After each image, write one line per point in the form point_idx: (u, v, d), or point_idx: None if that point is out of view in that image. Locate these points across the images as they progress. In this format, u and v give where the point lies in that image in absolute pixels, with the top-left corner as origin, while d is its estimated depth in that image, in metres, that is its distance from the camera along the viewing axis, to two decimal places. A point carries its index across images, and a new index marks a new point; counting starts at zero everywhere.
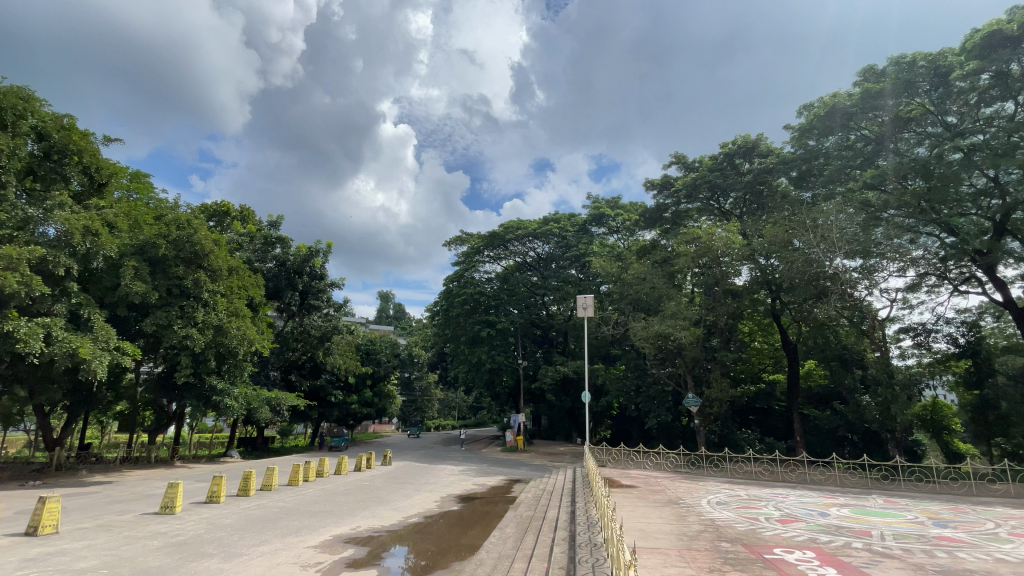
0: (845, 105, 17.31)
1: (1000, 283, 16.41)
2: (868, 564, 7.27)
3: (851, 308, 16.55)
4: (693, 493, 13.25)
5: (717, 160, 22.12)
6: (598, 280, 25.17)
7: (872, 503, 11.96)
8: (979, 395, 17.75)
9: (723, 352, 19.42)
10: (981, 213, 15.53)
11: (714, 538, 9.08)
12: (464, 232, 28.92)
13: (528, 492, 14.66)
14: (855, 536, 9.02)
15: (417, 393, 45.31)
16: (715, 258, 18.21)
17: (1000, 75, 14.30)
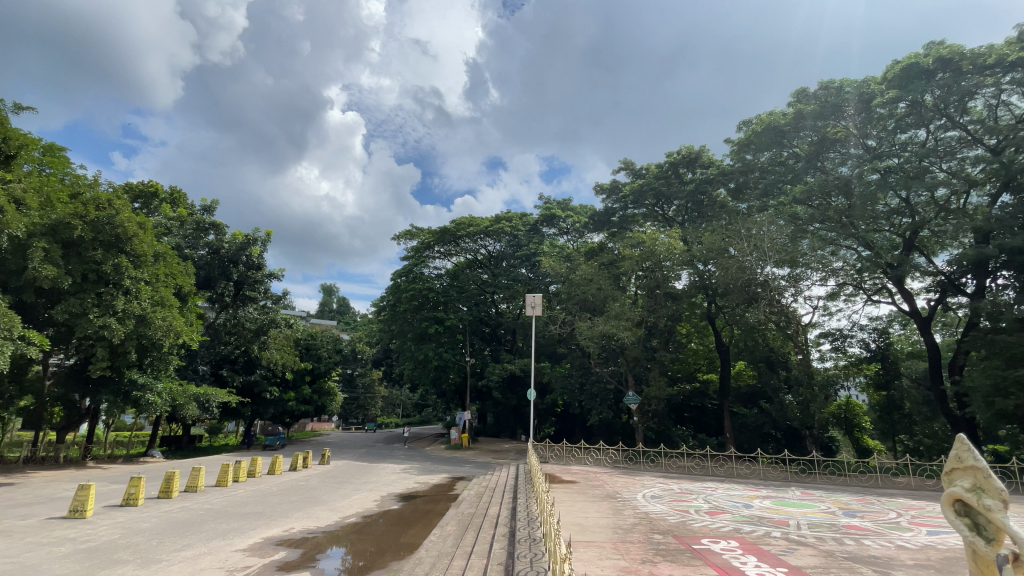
0: (780, 123, 18.47)
1: (908, 294, 18.07)
2: (785, 552, 7.81)
3: (778, 314, 17.63)
4: (629, 488, 13.72)
5: (662, 168, 22.96)
6: (547, 280, 25.31)
7: (791, 494, 12.86)
8: (887, 396, 19.45)
9: (662, 352, 20.19)
10: (894, 230, 16.98)
11: (647, 530, 9.44)
12: (414, 226, 28.36)
13: (471, 490, 14.64)
14: (774, 526, 9.68)
15: (359, 390, 44.22)
16: (658, 262, 19.00)
17: (915, 104, 15.83)
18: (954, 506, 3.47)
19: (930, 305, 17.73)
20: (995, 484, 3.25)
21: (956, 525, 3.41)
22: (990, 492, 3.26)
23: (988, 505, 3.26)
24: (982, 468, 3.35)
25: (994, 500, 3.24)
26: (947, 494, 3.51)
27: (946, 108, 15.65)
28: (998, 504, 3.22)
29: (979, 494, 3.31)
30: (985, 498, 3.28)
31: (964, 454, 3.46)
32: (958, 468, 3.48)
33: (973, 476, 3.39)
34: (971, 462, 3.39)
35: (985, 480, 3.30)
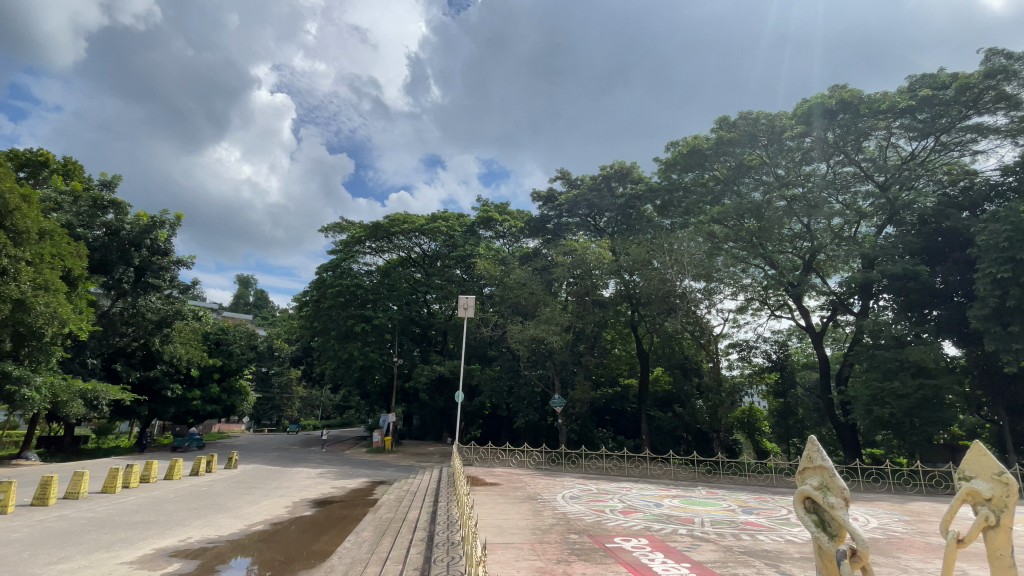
0: (703, 147, 19.78)
1: (805, 310, 19.96)
2: (689, 548, 8.33)
3: (693, 324, 18.84)
4: (550, 489, 14.02)
5: (596, 180, 23.73)
6: (481, 282, 25.24)
7: (698, 494, 13.74)
8: (783, 402, 21.35)
9: (588, 357, 20.90)
10: (796, 252, 18.72)
11: (564, 531, 9.70)
12: (345, 220, 27.28)
13: (390, 494, 14.27)
14: (681, 524, 10.29)
15: (275, 390, 41.60)
16: (588, 270, 19.64)
17: (818, 140, 17.62)
18: (804, 503, 3.66)
19: (822, 321, 19.71)
20: (839, 484, 3.51)
21: (805, 521, 3.60)
22: (835, 490, 3.49)
23: (832, 502, 3.49)
24: (829, 468, 3.58)
25: (836, 498, 3.48)
26: (798, 491, 3.70)
27: (844, 146, 17.53)
28: (840, 502, 3.46)
29: (824, 492, 3.52)
30: (830, 496, 3.50)
31: (815, 454, 3.67)
32: (808, 468, 3.67)
33: (820, 475, 3.60)
34: (819, 462, 3.62)
35: (831, 478, 3.54)
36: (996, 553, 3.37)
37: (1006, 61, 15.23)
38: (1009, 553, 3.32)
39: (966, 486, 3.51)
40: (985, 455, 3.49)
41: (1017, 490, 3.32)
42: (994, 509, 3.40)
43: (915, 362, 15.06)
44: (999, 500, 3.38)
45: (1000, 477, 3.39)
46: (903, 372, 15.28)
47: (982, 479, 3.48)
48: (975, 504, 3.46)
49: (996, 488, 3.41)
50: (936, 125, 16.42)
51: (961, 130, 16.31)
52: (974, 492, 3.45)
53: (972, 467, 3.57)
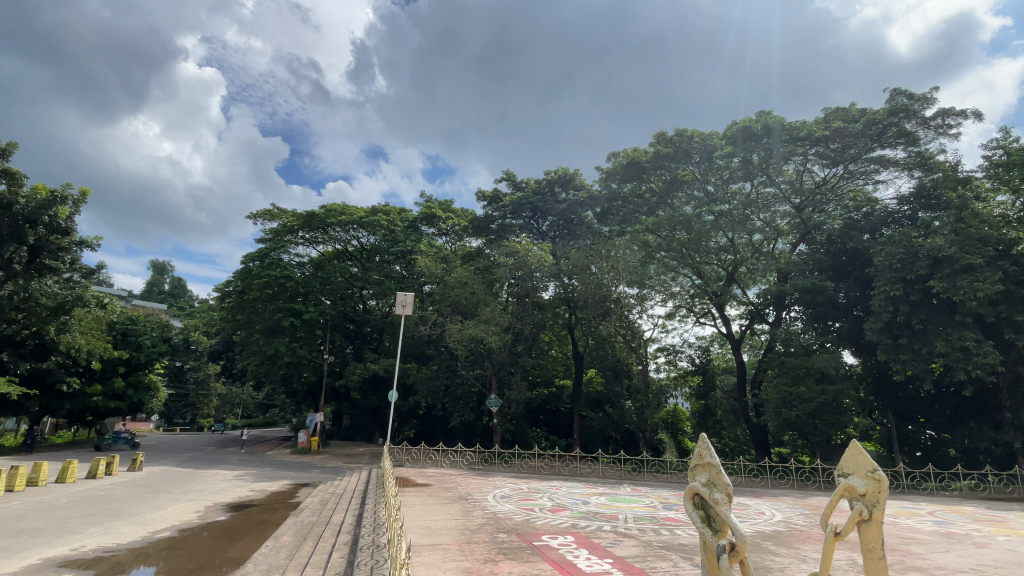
0: (642, 160, 20.65)
1: (725, 319, 21.36)
2: (612, 544, 8.66)
3: (625, 328, 19.65)
4: (481, 489, 14.05)
5: (540, 184, 23.93)
6: (421, 280, 24.79)
7: (623, 491, 14.32)
8: (704, 404, 22.78)
9: (526, 358, 21.18)
10: (720, 264, 20.00)
11: (493, 530, 9.76)
12: (277, 207, 25.88)
13: (314, 497, 13.70)
14: (606, 520, 10.67)
15: (190, 386, 38.66)
16: (529, 272, 19.87)
17: (745, 161, 18.95)
18: (694, 499, 3.88)
19: (741, 329, 21.17)
20: (724, 480, 3.75)
21: (693, 516, 3.84)
22: (720, 487, 3.74)
23: (717, 498, 3.74)
24: (716, 464, 3.83)
25: (720, 493, 3.73)
26: (689, 488, 3.92)
27: (767, 168, 18.95)
28: (724, 498, 3.70)
29: (711, 489, 3.76)
30: (715, 492, 3.74)
31: (704, 452, 3.91)
32: (699, 464, 3.90)
33: (707, 471, 3.84)
34: (708, 460, 3.85)
35: (717, 474, 3.78)
36: (869, 546, 3.71)
37: (906, 101, 17.04)
38: (878, 545, 3.67)
39: (845, 482, 3.88)
40: (862, 454, 3.87)
41: (886, 486, 3.71)
42: (868, 504, 3.77)
43: (819, 369, 16.59)
44: (872, 496, 3.75)
45: (873, 474, 3.79)
46: (809, 378, 16.77)
47: (857, 475, 3.87)
48: (852, 499, 3.82)
49: (868, 484, 3.79)
50: (846, 154, 18.12)
51: (866, 161, 18.11)
52: (850, 488, 3.82)
53: (850, 465, 3.95)
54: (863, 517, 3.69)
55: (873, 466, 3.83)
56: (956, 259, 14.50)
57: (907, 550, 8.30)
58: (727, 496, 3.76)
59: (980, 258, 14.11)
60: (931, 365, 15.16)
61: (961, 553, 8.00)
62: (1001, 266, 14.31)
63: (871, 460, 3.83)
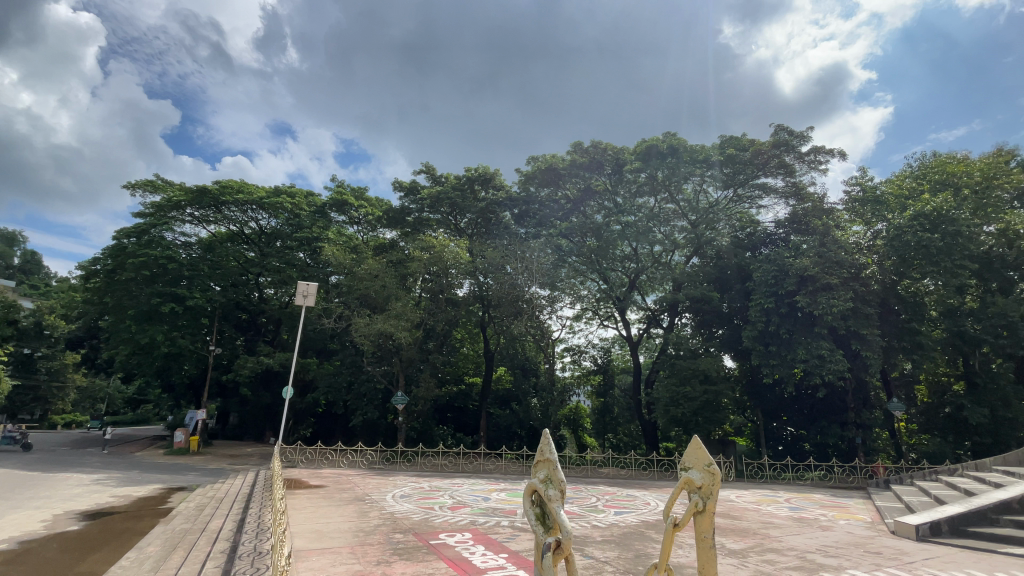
0: (559, 166, 21.30)
1: (626, 323, 22.69)
2: (508, 539, 8.79)
3: (535, 328, 20.13)
4: (380, 489, 13.59)
5: (460, 180, 23.50)
6: (327, 269, 23.46)
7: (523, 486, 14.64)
8: (603, 401, 24.10)
9: (436, 354, 20.88)
10: (624, 271, 21.27)
11: (389, 531, 9.46)
12: (163, 178, 23.11)
13: (190, 502, 12.39)
14: (504, 516, 10.79)
15: (40, 377, 33.22)
16: (444, 268, 19.60)
17: (651, 176, 20.36)
18: (531, 497, 3.29)
19: (639, 332, 22.62)
20: (562, 475, 3.18)
21: (528, 516, 3.25)
22: (557, 483, 3.15)
23: (551, 495, 3.15)
24: (556, 458, 3.26)
25: (554, 490, 3.15)
26: (527, 485, 3.30)
27: (669, 185, 20.45)
28: (559, 494, 3.13)
29: (547, 485, 3.17)
30: (550, 489, 3.15)
31: (546, 444, 3.34)
32: (539, 458, 3.32)
33: (545, 467, 3.25)
34: (548, 452, 3.28)
35: (554, 470, 3.20)
36: (702, 537, 3.52)
37: (787, 137, 19.23)
38: (712, 535, 3.48)
39: (684, 475, 3.68)
40: (701, 448, 3.70)
41: (719, 478, 3.55)
42: (703, 497, 3.59)
43: (704, 371, 18.21)
44: (707, 488, 3.59)
45: (710, 468, 3.64)
46: (695, 378, 18.36)
47: (696, 469, 3.69)
48: (690, 492, 3.65)
49: (705, 477, 3.62)
50: (735, 179, 20.06)
51: (751, 187, 20.19)
52: (689, 480, 3.63)
53: (691, 458, 3.77)
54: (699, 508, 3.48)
55: (710, 460, 3.68)
56: (818, 278, 16.68)
57: (765, 533, 9.35)
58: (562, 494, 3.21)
59: (836, 278, 16.35)
60: (795, 370, 17.27)
61: (807, 535, 9.20)
62: (851, 287, 16.69)
63: (708, 454, 3.68)
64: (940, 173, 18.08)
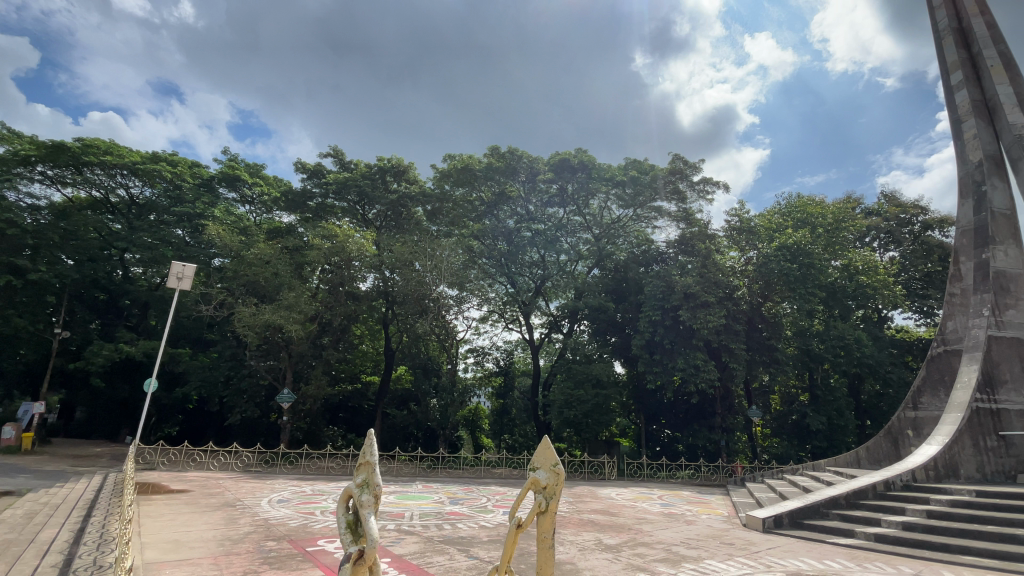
0: (475, 167, 21.29)
1: (530, 327, 23.28)
2: (392, 543, 8.52)
3: (439, 327, 19.89)
4: (255, 493, 12.50)
5: (371, 169, 22.51)
6: (211, 251, 21.20)
7: (414, 488, 14.33)
8: (502, 403, 24.48)
9: (331, 350, 19.77)
10: (531, 277, 21.91)
11: (261, 538, 8.71)
12: (6, 126, 19.46)
13: (13, 510, 10.45)
14: (390, 519, 10.46)
15: None
16: (346, 259, 18.66)
17: (561, 188, 21.33)
18: (347, 502, 3.32)
19: (541, 336, 23.29)
20: (378, 481, 3.23)
21: (340, 520, 3.28)
22: (371, 488, 3.20)
23: (364, 500, 3.19)
24: (375, 464, 3.30)
25: (368, 495, 3.20)
26: (343, 491, 3.32)
27: (576, 199, 21.51)
28: (371, 500, 3.18)
29: (361, 491, 3.20)
30: (364, 494, 3.19)
31: (368, 449, 3.37)
32: (360, 464, 3.34)
33: (365, 471, 3.29)
34: (369, 458, 3.31)
35: (372, 475, 3.24)
36: (543, 536, 3.80)
37: (682, 165, 21.02)
38: (550, 534, 3.77)
39: (531, 475, 3.92)
40: (549, 449, 3.99)
41: (563, 478, 3.88)
42: (547, 496, 3.86)
43: (596, 376, 19.20)
44: (551, 488, 3.86)
45: (555, 467, 3.93)
46: (588, 382, 19.31)
47: (542, 469, 3.95)
48: (535, 492, 3.90)
49: (550, 477, 3.90)
50: (636, 199, 21.51)
51: (649, 209, 21.77)
52: (535, 481, 3.87)
53: (539, 459, 4.02)
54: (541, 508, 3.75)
55: (555, 460, 3.98)
56: (698, 296, 18.40)
57: (638, 528, 10.08)
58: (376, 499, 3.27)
59: (713, 297, 18.19)
60: (674, 378, 18.92)
61: (673, 529, 10.09)
62: (724, 305, 18.62)
63: (554, 455, 3.98)
64: (802, 212, 20.94)
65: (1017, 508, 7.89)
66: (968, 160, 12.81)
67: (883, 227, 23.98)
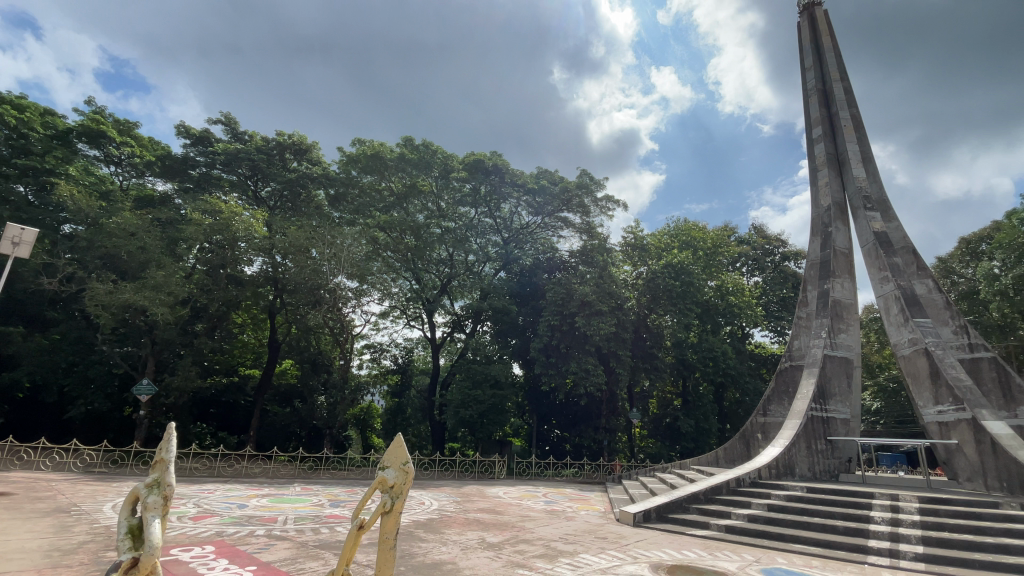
0: (386, 156, 20.51)
1: (432, 325, 22.93)
2: (261, 549, 7.85)
3: (334, 320, 18.87)
4: (96, 498, 10.82)
5: (268, 143, 20.74)
6: (61, 214, 18.11)
7: (291, 491, 13.38)
8: (397, 402, 23.90)
9: (204, 338, 17.80)
10: (437, 274, 21.57)
11: (100, 549, 7.51)
12: None
13: None
14: (261, 524, 9.65)
15: None
16: (231, 239, 17.03)
17: (474, 189, 21.27)
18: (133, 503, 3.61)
19: (442, 335, 23.06)
20: (167, 482, 3.55)
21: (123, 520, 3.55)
22: (159, 490, 3.53)
23: (150, 501, 3.51)
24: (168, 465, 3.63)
25: (156, 497, 3.51)
26: (134, 491, 3.61)
27: (487, 201, 21.75)
28: (157, 502, 3.50)
29: (149, 491, 3.53)
30: (152, 495, 3.52)
31: (164, 450, 3.69)
32: (155, 465, 3.65)
33: (158, 471, 3.62)
34: (163, 460, 3.63)
35: (163, 476, 3.56)
36: (385, 537, 3.80)
37: (588, 181, 22.09)
38: (392, 535, 3.83)
39: (380, 474, 3.92)
40: (401, 448, 4.03)
41: (411, 477, 3.94)
42: (393, 496, 3.89)
43: (494, 376, 19.46)
44: (398, 487, 3.90)
45: (404, 466, 3.98)
46: (485, 383, 19.49)
47: (392, 467, 3.99)
48: (381, 491, 3.89)
49: (398, 476, 3.95)
50: (545, 208, 22.23)
51: (556, 218, 22.61)
52: (382, 480, 3.89)
53: (390, 458, 4.04)
54: (384, 509, 3.76)
55: (406, 459, 4.03)
56: (593, 304, 19.42)
57: (521, 526, 10.37)
58: (165, 498, 3.57)
59: (606, 306, 19.33)
60: (566, 380, 19.79)
61: (554, 525, 10.52)
62: (616, 315, 19.85)
63: (406, 454, 4.02)
64: (687, 236, 23.14)
65: (835, 502, 9.34)
66: (820, 204, 15.03)
67: (751, 255, 27.36)
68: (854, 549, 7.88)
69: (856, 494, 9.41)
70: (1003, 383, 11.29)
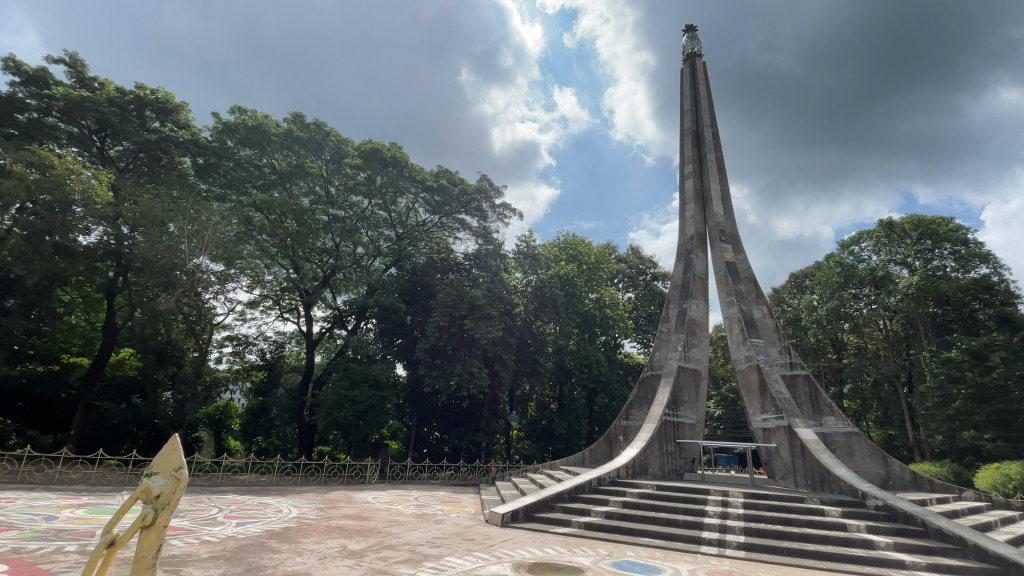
0: (269, 130, 18.98)
1: (310, 318, 21.43)
2: (69, 568, 6.62)
3: (191, 306, 16.85)
4: None
5: (123, 95, 17.82)
6: None
7: (117, 500, 11.51)
8: (261, 401, 22.05)
9: (15, 317, 14.70)
10: (320, 265, 20.41)
11: None
12: None
13: None
14: (72, 539, 8.15)
15: None
16: (64, 202, 14.32)
17: (369, 179, 20.29)
18: None
19: (320, 331, 21.63)
20: None
21: None
22: None
23: None
24: None
25: None
26: None
27: (383, 194, 20.79)
28: None
29: None
30: None
31: None
32: None
33: None
34: None
35: None
36: (141, 555, 3.38)
37: (487, 186, 22.41)
38: (151, 552, 3.40)
39: (143, 482, 3.48)
40: (174, 452, 3.68)
41: (182, 485, 3.60)
42: (156, 507, 3.50)
43: (375, 377, 18.72)
44: (164, 496, 3.52)
45: (176, 473, 3.61)
46: (364, 383, 18.67)
47: (160, 475, 3.58)
48: (143, 503, 3.47)
49: (167, 484, 3.56)
50: (442, 208, 22.07)
51: (452, 219, 22.58)
52: (146, 488, 3.46)
53: (160, 464, 3.64)
54: (142, 521, 3.37)
55: (180, 465, 3.68)
56: (483, 309, 19.60)
57: (388, 531, 10.04)
58: None
59: (495, 311, 19.63)
60: (449, 382, 19.75)
61: (422, 529, 10.34)
62: (504, 320, 20.22)
63: (180, 459, 3.69)
64: (572, 250, 24.55)
65: (679, 498, 10.45)
66: (686, 232, 16.86)
67: (627, 273, 29.81)
68: (691, 540, 8.83)
69: (696, 491, 10.62)
70: (813, 398, 13.53)
